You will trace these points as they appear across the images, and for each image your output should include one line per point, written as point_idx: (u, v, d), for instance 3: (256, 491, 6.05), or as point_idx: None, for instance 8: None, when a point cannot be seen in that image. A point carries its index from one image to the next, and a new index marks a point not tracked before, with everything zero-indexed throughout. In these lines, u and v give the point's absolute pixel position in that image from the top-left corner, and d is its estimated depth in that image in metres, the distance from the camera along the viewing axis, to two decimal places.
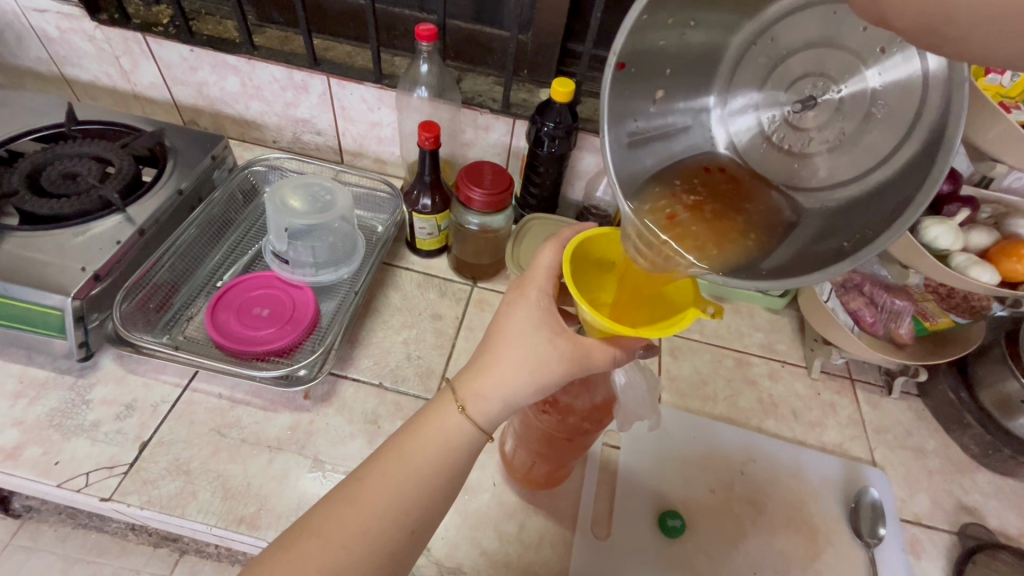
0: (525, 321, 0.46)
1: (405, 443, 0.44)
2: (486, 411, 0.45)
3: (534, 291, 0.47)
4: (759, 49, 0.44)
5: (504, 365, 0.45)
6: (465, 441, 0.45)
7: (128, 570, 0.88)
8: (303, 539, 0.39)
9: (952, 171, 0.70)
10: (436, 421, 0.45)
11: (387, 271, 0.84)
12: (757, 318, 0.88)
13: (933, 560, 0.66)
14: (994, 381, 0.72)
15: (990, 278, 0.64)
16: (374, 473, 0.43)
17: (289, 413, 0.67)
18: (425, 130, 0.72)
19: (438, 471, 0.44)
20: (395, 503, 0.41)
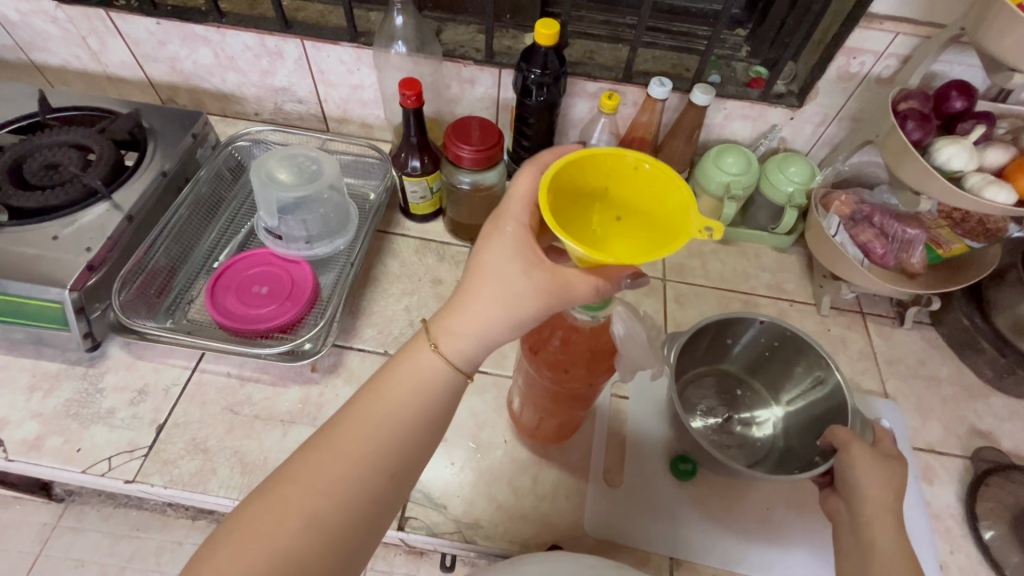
0: (500, 255, 0.44)
1: (380, 388, 0.44)
2: (460, 349, 0.44)
3: (511, 224, 0.45)
4: (711, 359, 0.76)
5: (480, 302, 0.44)
6: (440, 382, 0.45)
7: (171, 543, 0.93)
8: (282, 484, 0.40)
9: (985, 113, 0.65)
10: (410, 363, 0.45)
11: (384, 238, 0.83)
12: (763, 259, 0.86)
13: (946, 484, 0.67)
14: (1010, 304, 0.71)
15: (1007, 198, 0.60)
16: (352, 418, 0.43)
17: (298, 386, 0.68)
18: (406, 87, 0.68)
19: (416, 414, 0.44)
20: (373, 447, 0.42)
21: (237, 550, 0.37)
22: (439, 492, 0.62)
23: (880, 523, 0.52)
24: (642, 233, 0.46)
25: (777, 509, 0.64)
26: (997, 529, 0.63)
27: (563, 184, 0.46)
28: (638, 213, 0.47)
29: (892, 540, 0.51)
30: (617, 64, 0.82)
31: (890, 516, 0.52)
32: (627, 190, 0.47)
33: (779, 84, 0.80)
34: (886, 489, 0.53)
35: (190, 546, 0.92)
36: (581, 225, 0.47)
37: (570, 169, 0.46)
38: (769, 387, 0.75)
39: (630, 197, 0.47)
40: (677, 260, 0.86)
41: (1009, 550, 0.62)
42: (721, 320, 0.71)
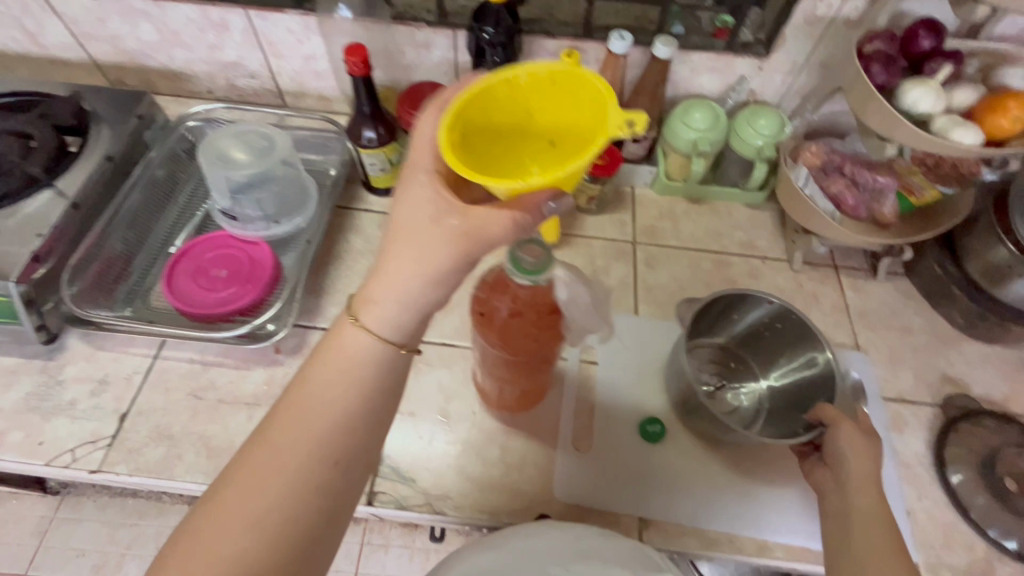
0: (409, 209, 0.44)
1: (309, 374, 0.43)
2: (383, 317, 0.43)
3: (418, 173, 0.45)
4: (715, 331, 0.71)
5: (396, 266, 0.43)
6: (370, 354, 0.43)
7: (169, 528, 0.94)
8: (220, 491, 0.39)
9: (953, 50, 0.62)
10: (336, 343, 0.43)
11: (345, 215, 0.81)
12: (736, 216, 0.85)
13: (916, 432, 0.67)
14: (981, 250, 0.70)
15: (973, 139, 0.58)
16: (286, 412, 0.41)
17: (262, 369, 0.67)
18: (351, 54, 0.65)
19: (351, 394, 0.42)
20: (310, 436, 0.41)
21: (182, 566, 0.36)
22: (408, 465, 0.62)
23: (861, 488, 0.52)
24: (570, 150, 0.47)
25: (746, 464, 0.64)
26: (965, 474, 0.64)
27: (481, 121, 0.47)
28: (566, 131, 0.48)
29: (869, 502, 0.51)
30: (576, 19, 0.78)
31: (869, 482, 0.52)
32: (551, 112, 0.48)
33: (745, 33, 0.77)
34: (864, 456, 0.53)
35: None
36: (512, 157, 0.48)
37: (484, 103, 0.46)
38: (762, 360, 0.70)
39: (557, 118, 0.48)
40: (648, 221, 0.84)
41: (975, 494, 0.62)
42: (727, 298, 0.66)
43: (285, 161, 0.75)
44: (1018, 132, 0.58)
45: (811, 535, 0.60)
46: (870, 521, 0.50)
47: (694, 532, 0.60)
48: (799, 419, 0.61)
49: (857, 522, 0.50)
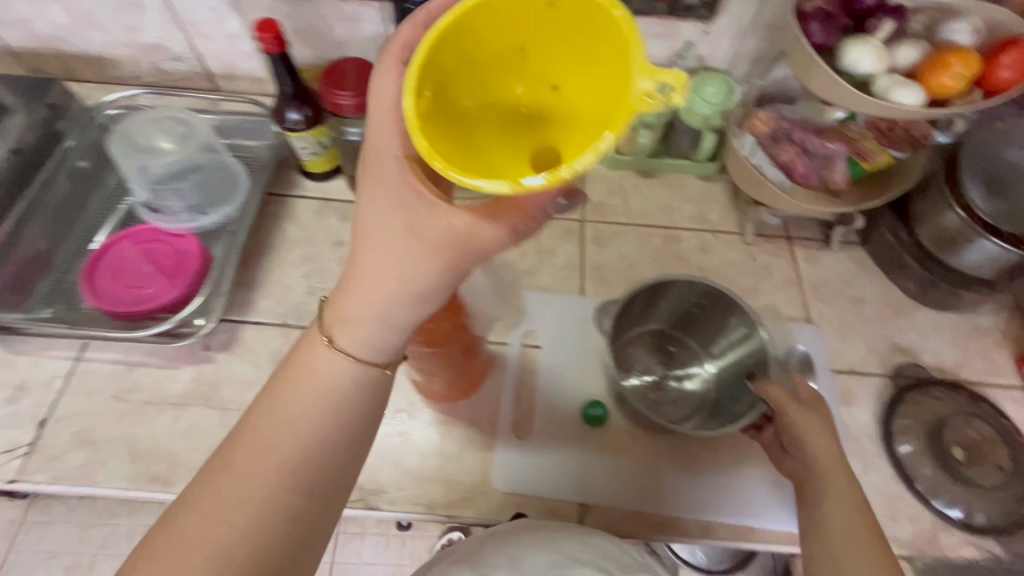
0: (375, 215, 0.38)
1: (276, 394, 0.39)
2: (361, 337, 0.39)
3: (382, 167, 0.38)
4: (648, 320, 0.68)
5: (369, 278, 0.38)
6: (347, 375, 0.39)
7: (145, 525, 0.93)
8: (176, 522, 0.36)
9: (897, 6, 0.59)
10: (306, 361, 0.39)
11: (279, 202, 0.77)
12: (687, 189, 0.82)
13: (864, 404, 0.66)
14: (931, 216, 0.68)
15: (915, 100, 0.55)
16: (246, 439, 0.38)
17: (190, 367, 0.64)
18: (262, 30, 0.60)
19: (321, 419, 0.38)
20: (277, 463, 0.37)
21: None
22: None
23: (828, 469, 0.49)
24: (578, 112, 0.32)
25: (690, 443, 0.62)
26: (913, 444, 0.63)
27: (452, 66, 0.32)
28: (578, 75, 0.32)
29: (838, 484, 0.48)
30: None
31: (835, 462, 0.49)
32: (556, 43, 0.32)
33: None
34: (826, 438, 0.51)
35: None
36: (502, 119, 0.34)
37: (455, 42, 0.31)
38: (702, 341, 0.68)
39: (561, 51, 0.32)
40: (597, 198, 0.81)
41: (922, 464, 0.62)
42: (649, 286, 0.63)
43: (206, 145, 0.73)
44: (960, 91, 0.56)
45: (756, 513, 0.59)
46: (840, 502, 0.47)
47: (637, 515, 0.59)
48: (746, 397, 0.60)
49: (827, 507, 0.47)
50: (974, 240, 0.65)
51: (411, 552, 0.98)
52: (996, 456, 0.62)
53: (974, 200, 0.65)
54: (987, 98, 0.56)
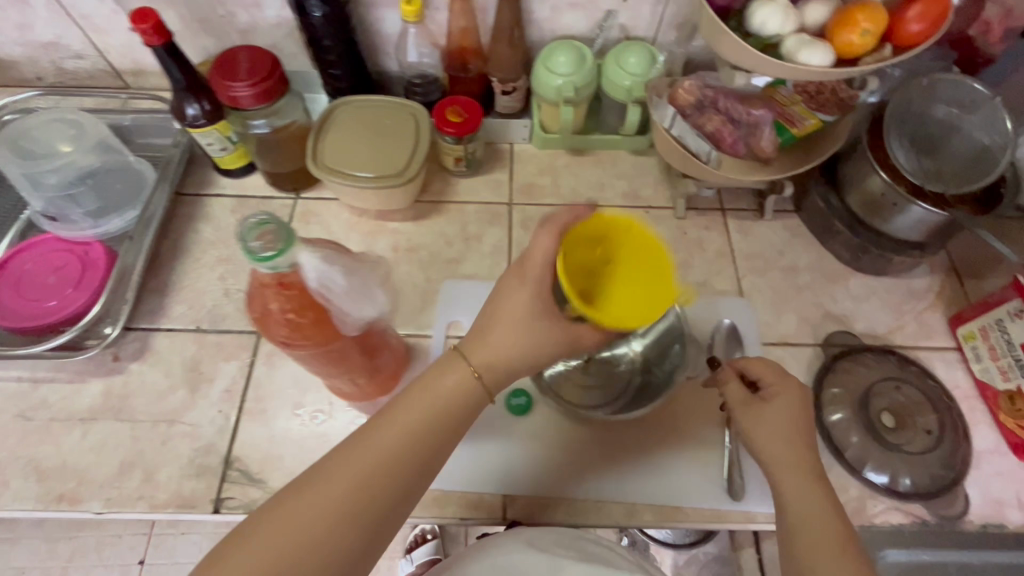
0: (523, 294, 0.46)
1: (411, 401, 0.44)
2: (494, 371, 0.46)
3: (532, 273, 0.45)
4: None
5: (506, 331, 0.46)
6: (472, 401, 0.45)
7: (112, 535, 1.00)
8: (294, 498, 0.39)
9: None
10: (444, 379, 0.45)
11: (192, 202, 0.74)
12: (620, 165, 0.80)
13: (795, 376, 0.65)
14: (858, 180, 0.67)
15: (822, 61, 0.53)
16: (383, 427, 0.43)
17: (98, 380, 0.62)
18: (137, 21, 0.57)
19: (440, 427, 0.44)
20: (391, 464, 0.41)
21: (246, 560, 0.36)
22: (258, 466, 0.58)
23: (796, 484, 0.46)
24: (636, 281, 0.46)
25: (616, 424, 0.61)
26: (843, 412, 0.62)
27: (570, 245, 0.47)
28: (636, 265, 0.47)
29: (810, 500, 0.45)
30: None
31: (806, 476, 0.46)
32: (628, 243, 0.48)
33: None
34: (790, 447, 0.47)
35: (129, 535, 1.01)
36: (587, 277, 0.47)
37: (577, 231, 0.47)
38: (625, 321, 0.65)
39: (631, 246, 0.48)
40: (527, 179, 0.78)
41: (850, 433, 0.61)
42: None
43: (99, 142, 0.70)
44: (871, 48, 0.53)
45: (682, 494, 0.58)
46: (813, 523, 0.43)
47: (561, 503, 0.58)
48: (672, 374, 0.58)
49: (798, 530, 0.44)
50: (900, 202, 0.63)
51: None
52: (925, 420, 0.62)
53: (900, 163, 0.63)
54: (898, 54, 0.54)
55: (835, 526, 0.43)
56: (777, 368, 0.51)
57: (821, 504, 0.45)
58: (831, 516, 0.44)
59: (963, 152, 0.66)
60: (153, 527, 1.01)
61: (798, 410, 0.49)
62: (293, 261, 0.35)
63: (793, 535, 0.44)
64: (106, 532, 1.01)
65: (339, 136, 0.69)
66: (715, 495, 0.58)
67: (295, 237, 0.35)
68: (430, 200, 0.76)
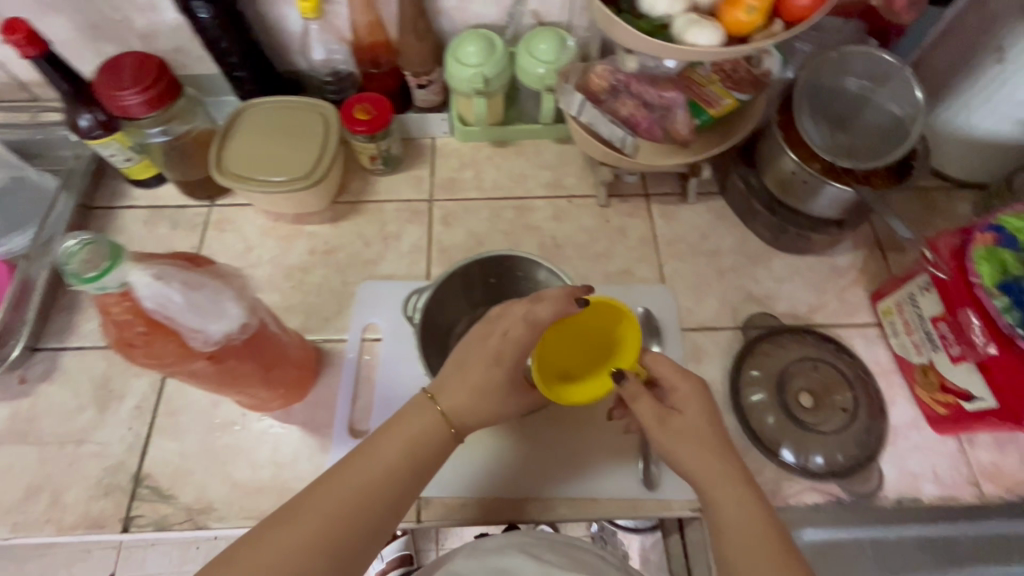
0: (490, 343, 0.46)
1: (383, 441, 0.43)
2: (462, 414, 0.46)
3: (502, 327, 0.47)
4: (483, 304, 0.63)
5: (472, 374, 0.46)
6: (441, 443, 0.45)
7: (78, 552, 0.98)
8: (256, 543, 0.37)
9: None
10: (414, 419, 0.45)
11: (102, 215, 0.72)
12: (543, 155, 0.78)
13: (714, 360, 0.64)
14: (771, 160, 0.66)
15: (710, 39, 0.52)
16: (347, 475, 0.41)
17: (5, 404, 0.61)
18: (8, 31, 0.54)
19: (408, 477, 0.43)
20: (362, 505, 0.40)
21: None
22: (168, 482, 0.58)
23: (728, 496, 0.43)
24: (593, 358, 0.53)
25: (532, 421, 0.61)
26: (761, 393, 0.62)
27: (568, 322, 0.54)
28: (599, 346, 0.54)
29: (742, 512, 0.42)
30: None
31: (735, 485, 0.43)
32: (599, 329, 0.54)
33: None
34: (710, 458, 0.44)
35: (99, 550, 0.99)
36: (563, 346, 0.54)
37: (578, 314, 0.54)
38: None
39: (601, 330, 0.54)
40: (448, 174, 0.77)
41: (766, 414, 0.61)
42: (463, 268, 0.58)
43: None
44: (760, 25, 0.52)
45: (598, 488, 0.58)
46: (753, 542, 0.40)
47: (476, 501, 0.57)
48: None
49: (736, 551, 0.40)
50: (811, 181, 0.62)
51: None
52: (842, 398, 0.61)
53: (809, 139, 0.62)
54: (789, 29, 0.53)
55: (772, 529, 0.41)
56: (676, 367, 0.48)
57: (752, 507, 0.42)
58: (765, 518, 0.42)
59: (876, 125, 0.65)
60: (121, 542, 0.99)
61: (707, 406, 0.46)
62: (124, 280, 0.35)
63: (736, 552, 0.40)
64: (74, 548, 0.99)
65: (246, 140, 0.68)
66: (631, 486, 0.58)
67: (122, 254, 0.34)
68: (348, 201, 0.75)
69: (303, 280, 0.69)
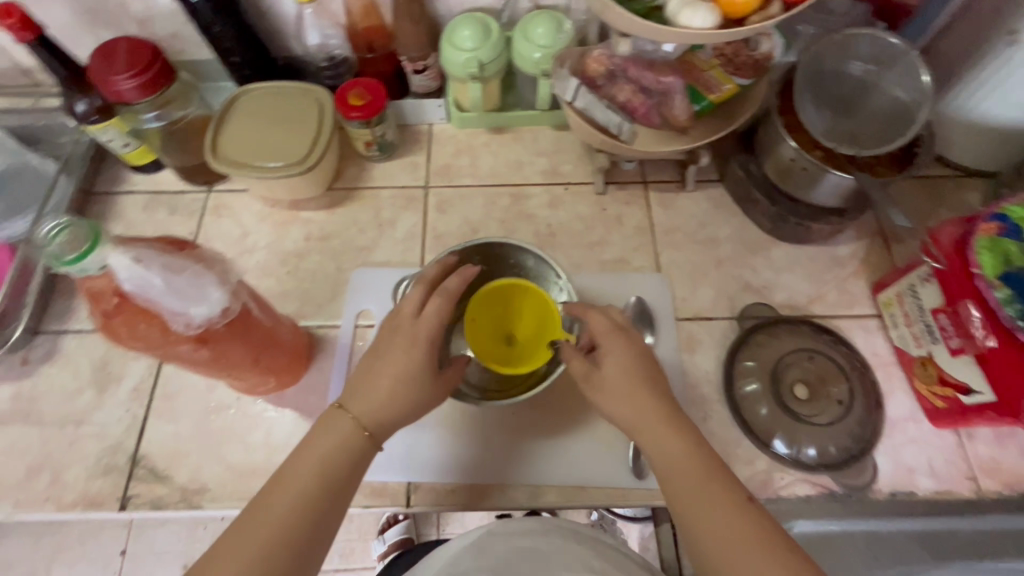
0: (391, 345, 0.47)
1: (299, 459, 0.43)
2: (373, 415, 0.45)
3: (399, 325, 0.48)
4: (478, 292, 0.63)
5: (379, 375, 0.46)
6: (356, 447, 0.45)
7: (90, 528, 1.01)
8: None
9: None
10: (326, 432, 0.45)
11: (102, 201, 0.73)
12: (540, 141, 0.77)
13: (708, 351, 0.64)
14: (771, 147, 0.64)
15: (704, 21, 0.50)
16: (267, 508, 0.41)
17: (8, 385, 0.63)
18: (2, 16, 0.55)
19: (324, 489, 0.42)
20: (284, 528, 0.40)
21: None
22: (164, 463, 0.59)
23: (656, 440, 0.45)
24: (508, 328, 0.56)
25: (522, 409, 0.61)
26: (755, 384, 0.61)
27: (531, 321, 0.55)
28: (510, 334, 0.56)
29: (677, 452, 0.44)
30: None
31: (662, 428, 0.45)
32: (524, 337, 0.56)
33: None
34: (637, 406, 0.46)
35: (111, 527, 1.02)
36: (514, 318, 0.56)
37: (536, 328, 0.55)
38: None
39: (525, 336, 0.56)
40: (444, 160, 0.76)
41: (759, 405, 0.60)
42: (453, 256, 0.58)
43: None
44: (756, 6, 0.51)
45: (586, 476, 0.58)
46: (682, 481, 0.43)
47: (466, 488, 0.58)
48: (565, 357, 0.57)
49: (680, 491, 0.43)
50: (811, 168, 0.61)
51: (357, 528, 1.06)
52: (837, 390, 0.60)
53: (808, 127, 0.61)
54: (787, 10, 0.51)
55: (710, 462, 0.43)
56: (609, 322, 0.50)
57: (684, 444, 0.44)
58: (700, 455, 0.44)
59: (881, 111, 0.63)
60: (132, 520, 1.01)
61: (634, 353, 0.48)
62: (104, 263, 0.36)
63: (680, 488, 0.43)
64: (87, 524, 1.01)
65: (240, 124, 0.68)
66: (619, 474, 0.58)
67: (100, 235, 0.35)
68: (344, 187, 0.75)
69: (298, 266, 0.70)
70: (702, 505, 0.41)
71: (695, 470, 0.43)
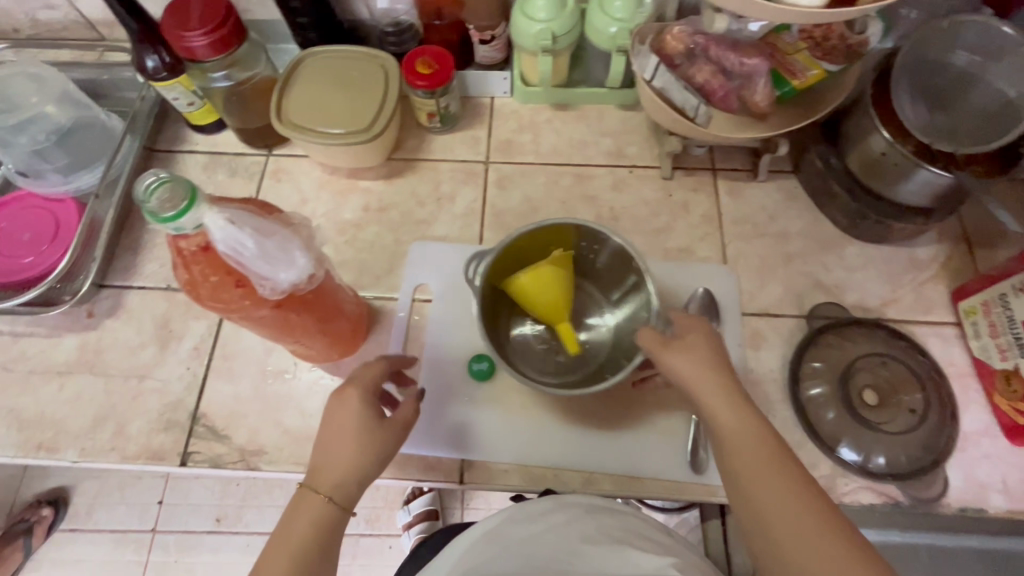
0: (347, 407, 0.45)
1: (275, 547, 0.41)
2: (342, 482, 0.44)
3: (353, 387, 0.47)
4: None
5: (340, 439, 0.44)
6: (329, 518, 0.42)
7: (132, 476, 1.04)
8: None
9: None
10: (299, 512, 0.42)
11: (165, 159, 0.73)
12: (606, 121, 0.75)
13: (773, 349, 0.61)
14: (859, 138, 0.61)
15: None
16: None
17: (75, 335, 0.64)
18: None
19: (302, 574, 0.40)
20: None
21: None
22: (224, 423, 0.59)
23: (714, 401, 0.44)
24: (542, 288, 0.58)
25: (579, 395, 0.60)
26: (821, 387, 0.59)
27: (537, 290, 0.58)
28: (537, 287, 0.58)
29: (738, 420, 0.43)
30: None
31: (722, 391, 0.45)
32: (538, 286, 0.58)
33: None
34: (704, 370, 0.46)
35: (150, 476, 1.05)
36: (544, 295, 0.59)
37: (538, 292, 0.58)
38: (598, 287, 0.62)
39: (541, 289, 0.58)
40: (505, 136, 0.74)
41: (825, 409, 0.58)
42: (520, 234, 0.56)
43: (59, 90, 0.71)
44: None
45: (641, 466, 0.57)
46: (743, 448, 0.42)
47: (519, 470, 0.57)
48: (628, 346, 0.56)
49: (741, 461, 0.41)
50: (903, 164, 0.57)
51: (384, 496, 1.07)
52: (910, 399, 0.58)
53: (904, 120, 0.57)
54: None
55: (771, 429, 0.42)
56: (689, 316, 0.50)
57: (744, 411, 0.43)
58: (756, 422, 0.43)
59: (983, 108, 0.59)
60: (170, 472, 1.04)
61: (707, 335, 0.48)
62: (199, 222, 0.35)
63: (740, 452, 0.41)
64: (127, 473, 1.05)
65: (304, 87, 0.67)
66: (676, 468, 0.57)
67: (198, 195, 0.35)
68: (403, 158, 0.73)
69: (356, 236, 0.69)
70: (763, 470, 0.40)
71: (753, 439, 0.42)
